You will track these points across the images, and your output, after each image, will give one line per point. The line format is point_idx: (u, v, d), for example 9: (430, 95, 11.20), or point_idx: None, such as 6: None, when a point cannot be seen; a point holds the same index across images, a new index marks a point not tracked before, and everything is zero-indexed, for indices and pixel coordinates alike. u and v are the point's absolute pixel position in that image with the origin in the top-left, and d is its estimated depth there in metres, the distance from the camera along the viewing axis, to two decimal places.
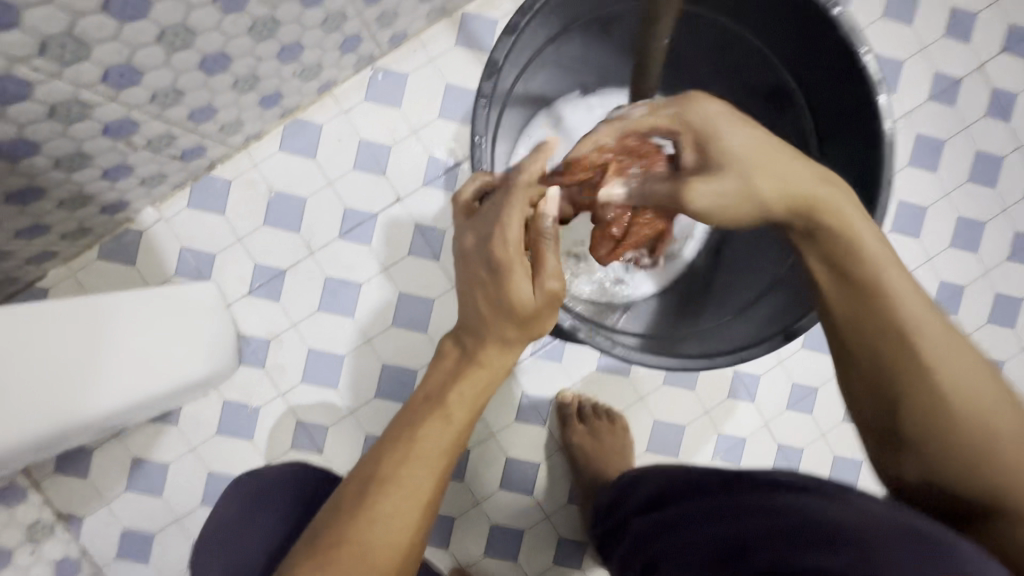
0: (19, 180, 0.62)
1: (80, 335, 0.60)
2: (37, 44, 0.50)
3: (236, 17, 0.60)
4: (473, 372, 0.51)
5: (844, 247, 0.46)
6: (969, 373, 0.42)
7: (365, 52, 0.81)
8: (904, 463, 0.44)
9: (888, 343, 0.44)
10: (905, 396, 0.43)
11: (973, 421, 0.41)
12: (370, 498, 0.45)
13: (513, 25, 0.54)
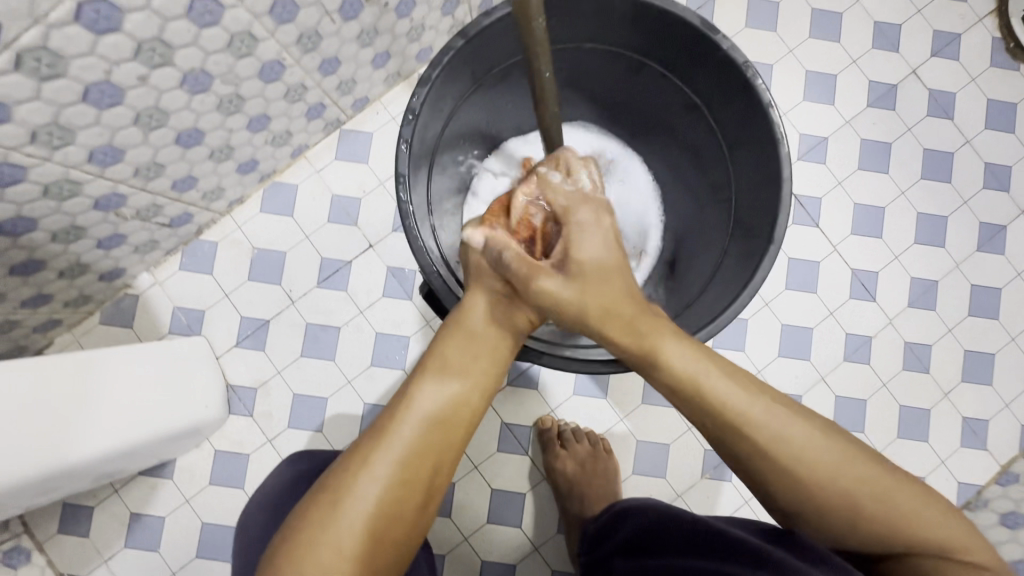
0: (20, 257, 0.68)
1: (60, 390, 0.67)
2: (27, 133, 0.55)
3: (203, 97, 0.66)
4: (463, 334, 0.54)
5: (651, 364, 0.51)
6: (813, 447, 0.49)
7: (331, 117, 0.88)
8: (809, 526, 0.52)
9: (750, 450, 0.50)
10: (782, 489, 0.51)
11: (838, 491, 0.49)
12: (365, 455, 0.49)
13: (426, 77, 0.57)
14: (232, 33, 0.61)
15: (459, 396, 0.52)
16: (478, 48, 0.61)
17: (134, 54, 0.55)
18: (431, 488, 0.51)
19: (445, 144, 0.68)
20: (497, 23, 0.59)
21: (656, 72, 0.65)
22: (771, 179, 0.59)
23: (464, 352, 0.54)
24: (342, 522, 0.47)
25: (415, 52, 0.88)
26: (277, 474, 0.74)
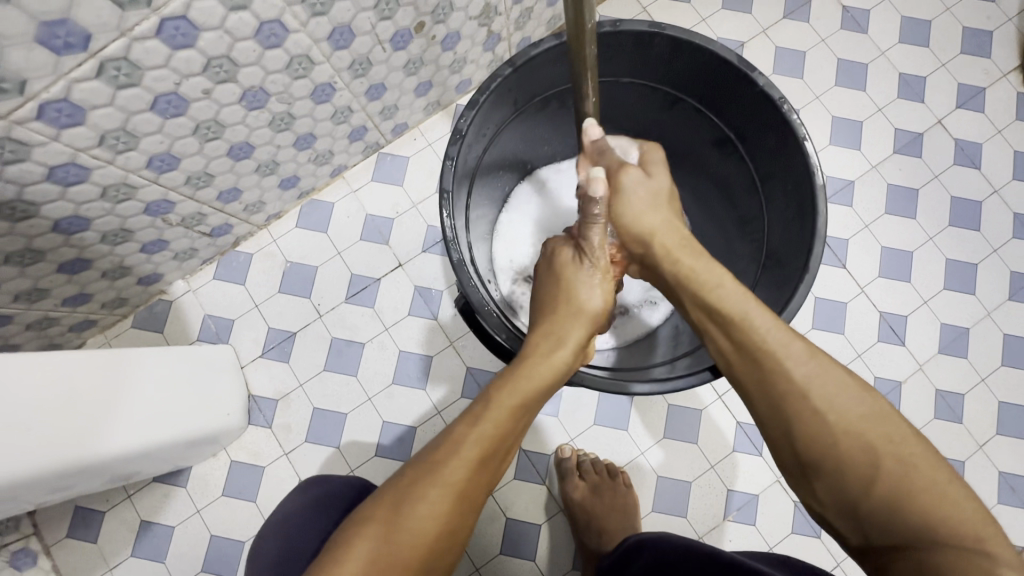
0: (70, 255, 0.71)
1: (94, 382, 0.66)
2: (97, 137, 0.58)
3: (258, 113, 0.70)
4: (529, 377, 0.54)
5: (704, 291, 0.55)
6: (841, 392, 0.48)
7: (371, 140, 0.92)
8: (819, 488, 0.48)
9: (775, 368, 0.50)
10: (827, 450, 0.47)
11: (888, 457, 0.46)
12: (415, 489, 0.48)
13: (475, 101, 0.60)
14: (292, 55, 0.65)
15: (512, 429, 0.52)
16: (522, 78, 0.65)
17: (203, 69, 0.59)
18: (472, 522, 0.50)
19: (485, 165, 0.71)
20: (541, 54, 0.62)
21: (690, 106, 0.68)
22: (805, 211, 0.60)
23: (521, 381, 0.54)
24: (386, 548, 0.45)
25: (456, 83, 0.93)
26: (292, 499, 0.72)
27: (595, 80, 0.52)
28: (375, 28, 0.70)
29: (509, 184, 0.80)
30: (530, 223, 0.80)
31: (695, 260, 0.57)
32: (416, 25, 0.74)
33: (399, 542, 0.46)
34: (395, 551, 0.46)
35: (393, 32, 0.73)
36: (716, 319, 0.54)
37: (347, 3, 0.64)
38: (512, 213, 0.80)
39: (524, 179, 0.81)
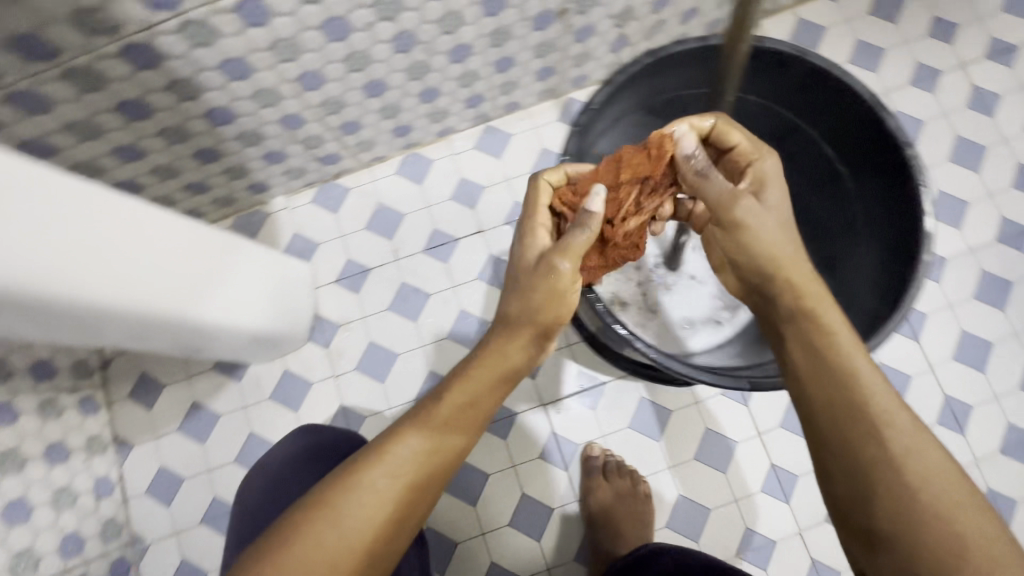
0: (207, 145, 0.78)
1: (210, 255, 0.67)
2: (270, 41, 0.65)
3: (402, 55, 0.76)
4: (491, 367, 0.57)
5: (818, 333, 0.52)
6: (941, 475, 0.46)
7: (484, 110, 0.98)
8: (881, 559, 0.46)
9: (866, 426, 0.48)
10: (902, 522, 0.45)
11: (973, 551, 0.43)
12: (368, 472, 0.50)
13: (612, 84, 0.66)
14: (449, 10, 0.71)
15: (465, 423, 0.55)
16: (658, 76, 0.70)
17: (375, 2, 0.65)
18: (424, 508, 0.53)
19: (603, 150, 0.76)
20: (687, 53, 0.67)
21: (810, 136, 0.70)
22: (906, 258, 0.60)
23: (474, 375, 0.56)
24: (335, 529, 0.48)
25: (575, 76, 0.97)
26: (290, 440, 0.72)
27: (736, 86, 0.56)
28: (525, 3, 0.75)
29: None
30: None
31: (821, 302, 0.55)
32: (560, 9, 0.79)
33: (349, 530, 0.48)
34: (344, 533, 0.48)
35: (539, 12, 0.78)
36: (812, 362, 0.52)
37: None
38: None
39: None
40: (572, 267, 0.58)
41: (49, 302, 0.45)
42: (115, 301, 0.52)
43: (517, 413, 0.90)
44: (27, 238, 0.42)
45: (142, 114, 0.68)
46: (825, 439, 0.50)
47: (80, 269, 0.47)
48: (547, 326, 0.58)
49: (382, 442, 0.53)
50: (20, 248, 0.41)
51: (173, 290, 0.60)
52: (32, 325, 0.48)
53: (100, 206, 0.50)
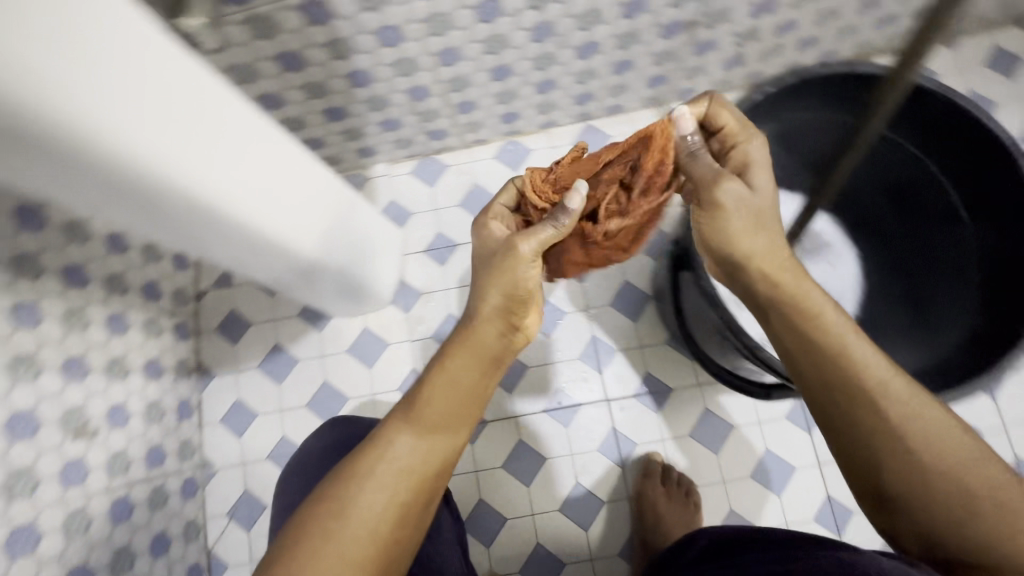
0: (337, 104, 0.83)
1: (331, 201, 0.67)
2: (428, 14, 0.68)
3: (537, 44, 0.79)
4: (471, 349, 0.56)
5: (811, 317, 0.53)
6: (945, 432, 0.49)
7: (589, 109, 1.00)
8: (898, 517, 0.51)
9: (867, 403, 0.50)
10: (909, 483, 0.49)
11: (980, 493, 0.48)
12: (366, 465, 0.52)
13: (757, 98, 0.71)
14: (591, 7, 0.74)
15: (463, 407, 0.56)
16: (801, 98, 0.75)
17: None
18: (431, 489, 0.55)
19: None
20: (840, 82, 0.72)
21: (934, 176, 0.78)
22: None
23: (464, 360, 0.56)
24: (345, 519, 0.50)
25: (681, 87, 1.00)
26: (313, 439, 0.72)
27: (878, 131, 0.57)
28: (661, 10, 0.78)
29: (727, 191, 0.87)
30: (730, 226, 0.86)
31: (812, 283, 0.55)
32: (692, 20, 0.81)
33: (359, 522, 0.50)
34: (356, 521, 0.50)
35: (670, 21, 0.81)
36: (806, 351, 0.53)
37: None
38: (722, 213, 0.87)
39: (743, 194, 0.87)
40: (534, 250, 0.56)
41: (191, 212, 0.46)
42: (239, 222, 0.50)
43: (581, 404, 0.93)
44: (191, 156, 0.42)
45: (295, 67, 0.72)
46: (835, 422, 0.53)
47: (212, 180, 0.45)
48: (524, 303, 0.57)
49: (380, 435, 0.54)
50: (187, 158, 0.42)
51: (289, 226, 0.57)
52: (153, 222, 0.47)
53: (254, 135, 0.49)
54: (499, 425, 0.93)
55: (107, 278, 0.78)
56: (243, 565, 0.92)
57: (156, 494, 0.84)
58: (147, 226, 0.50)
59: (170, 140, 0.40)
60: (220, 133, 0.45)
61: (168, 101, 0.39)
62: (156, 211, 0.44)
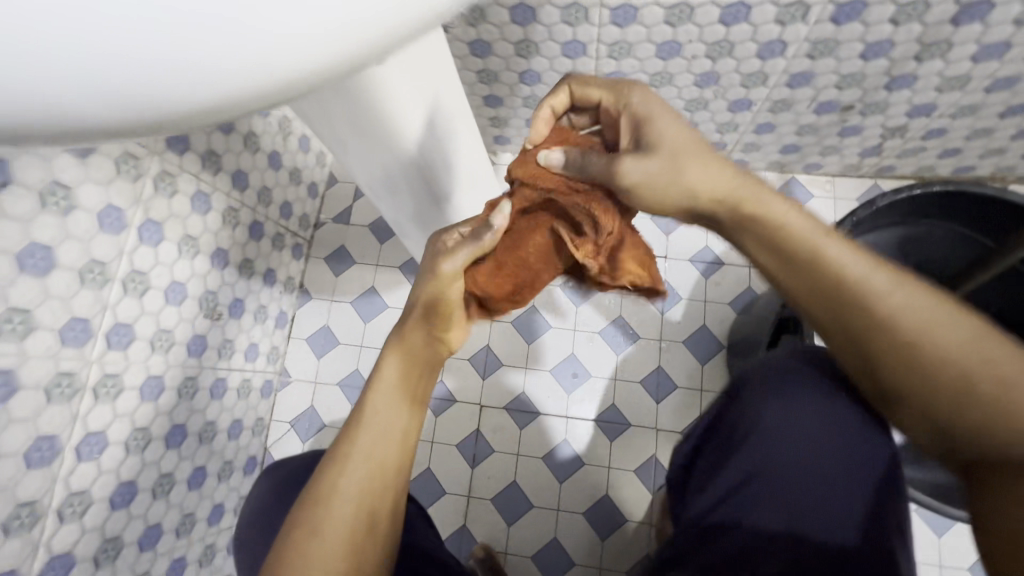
0: (498, 93, 0.90)
1: (475, 168, 0.80)
2: (615, 40, 0.75)
3: (698, 88, 0.84)
4: (403, 351, 0.55)
5: (772, 227, 0.52)
6: (933, 311, 0.48)
7: (716, 157, 1.05)
8: (902, 413, 0.51)
9: (851, 308, 0.50)
10: (905, 379, 0.49)
11: (982, 382, 0.46)
12: (327, 492, 0.50)
13: (903, 190, 0.74)
14: (761, 70, 0.78)
15: (405, 411, 0.54)
16: (946, 203, 0.78)
17: (714, 42, 0.73)
18: (397, 496, 0.53)
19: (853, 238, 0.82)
20: (994, 204, 0.73)
21: None
22: None
23: (398, 364, 0.54)
24: (326, 546, 0.48)
25: (810, 160, 1.03)
26: (258, 489, 0.69)
27: None
28: (824, 89, 0.81)
29: None
30: None
31: (771, 192, 0.53)
32: (848, 104, 0.85)
33: (330, 541, 0.48)
34: (338, 545, 0.48)
35: (828, 100, 0.84)
36: (784, 263, 0.53)
37: (833, 61, 0.76)
38: None
39: None
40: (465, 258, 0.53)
41: (392, 142, 0.60)
42: (417, 167, 0.66)
43: (630, 425, 0.99)
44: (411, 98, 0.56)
45: (481, 53, 0.80)
46: (830, 330, 0.53)
47: (419, 129, 0.60)
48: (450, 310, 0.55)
49: (335, 454, 0.52)
50: (407, 98, 0.55)
51: (444, 186, 0.74)
52: (348, 133, 0.58)
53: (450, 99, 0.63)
54: (551, 419, 1.00)
55: (260, 190, 0.92)
56: None
57: (243, 384, 0.94)
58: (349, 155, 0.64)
59: (405, 85, 0.54)
60: (432, 89, 0.59)
61: (420, 77, 0.55)
62: (360, 123, 0.56)
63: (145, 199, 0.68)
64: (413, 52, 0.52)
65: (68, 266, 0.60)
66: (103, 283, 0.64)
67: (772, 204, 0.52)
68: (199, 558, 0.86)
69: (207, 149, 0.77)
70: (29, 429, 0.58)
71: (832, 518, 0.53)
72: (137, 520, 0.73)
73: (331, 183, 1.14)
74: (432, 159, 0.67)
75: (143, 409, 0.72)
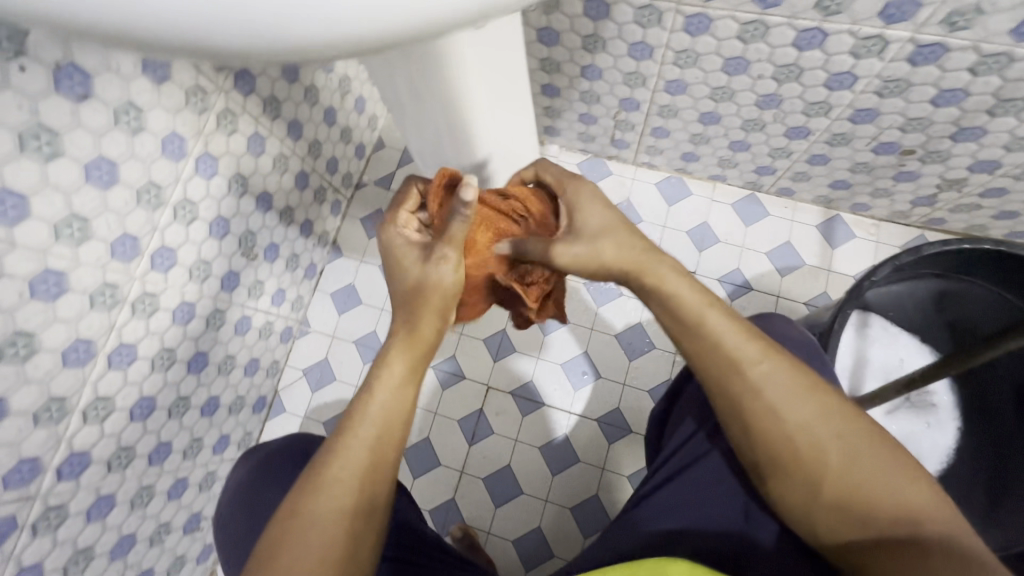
0: (557, 84, 0.91)
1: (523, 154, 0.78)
2: (683, 47, 0.74)
3: (759, 109, 0.83)
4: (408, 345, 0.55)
5: (664, 293, 0.53)
6: (797, 387, 0.49)
7: (763, 181, 1.04)
8: (772, 488, 0.50)
9: (733, 380, 0.50)
10: (778, 455, 0.48)
11: (843, 461, 0.46)
12: (330, 475, 0.49)
13: (951, 243, 0.73)
14: (827, 100, 0.77)
15: (408, 403, 0.54)
16: (995, 260, 0.76)
17: (783, 64, 0.73)
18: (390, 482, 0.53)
19: (889, 282, 0.81)
20: None
21: None
22: None
23: (406, 357, 0.54)
24: (325, 528, 0.47)
25: (858, 200, 1.01)
26: (234, 477, 0.69)
27: None
28: (887, 129, 0.80)
29: (873, 313, 0.87)
30: (859, 344, 0.87)
31: (670, 265, 0.54)
32: (909, 149, 0.83)
33: (325, 525, 0.47)
34: (333, 526, 0.48)
35: (888, 141, 0.82)
36: (673, 320, 0.53)
37: (902, 102, 0.74)
38: (859, 329, 0.87)
39: (886, 324, 0.87)
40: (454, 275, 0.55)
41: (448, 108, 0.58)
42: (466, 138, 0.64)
43: (631, 431, 1.00)
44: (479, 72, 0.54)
45: (548, 42, 0.80)
46: (714, 398, 0.51)
47: (479, 101, 0.58)
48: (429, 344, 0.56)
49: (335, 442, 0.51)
50: (476, 70, 0.53)
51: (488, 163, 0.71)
52: (408, 97, 0.57)
53: (516, 78, 0.61)
54: (555, 412, 1.01)
55: (312, 142, 0.95)
56: (298, 416, 1.04)
57: (267, 325, 0.97)
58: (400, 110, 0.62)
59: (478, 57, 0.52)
60: (503, 66, 0.56)
61: (494, 53, 0.53)
62: (422, 90, 0.55)
63: (206, 132, 0.70)
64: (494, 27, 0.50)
65: (129, 184, 0.62)
66: (156, 206, 0.67)
67: (664, 271, 0.54)
68: (200, 483, 0.90)
69: (270, 94, 0.80)
70: (70, 330, 0.61)
71: (725, 508, 0.57)
72: (151, 435, 0.76)
73: (378, 147, 1.17)
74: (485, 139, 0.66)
75: (173, 331, 0.75)
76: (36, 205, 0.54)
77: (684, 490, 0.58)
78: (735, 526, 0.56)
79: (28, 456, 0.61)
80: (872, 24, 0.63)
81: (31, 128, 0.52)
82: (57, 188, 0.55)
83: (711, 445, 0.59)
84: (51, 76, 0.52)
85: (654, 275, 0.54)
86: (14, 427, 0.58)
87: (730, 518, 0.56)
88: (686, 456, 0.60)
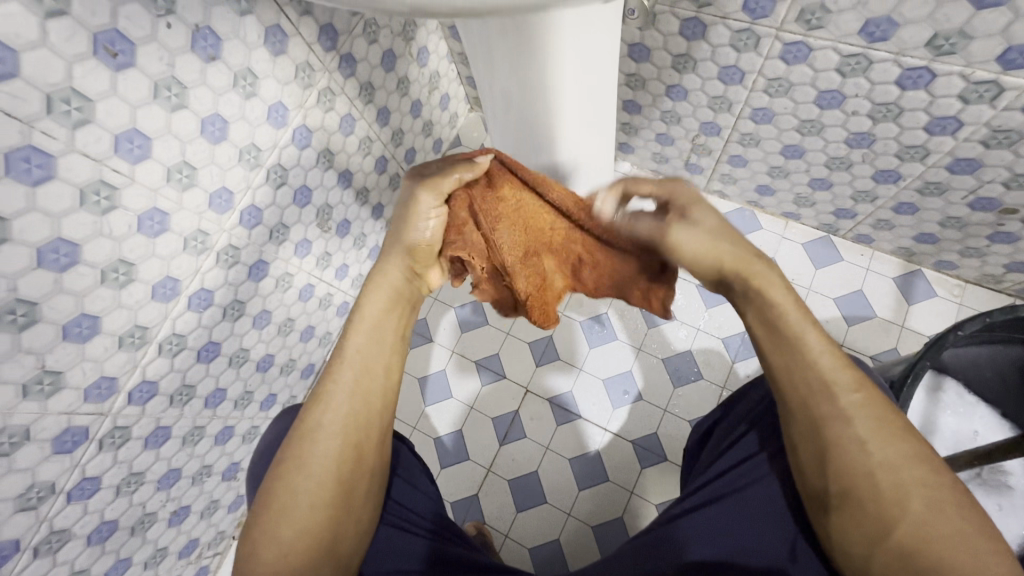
0: (640, 101, 0.91)
1: (602, 169, 0.77)
2: (777, 75, 0.73)
3: (847, 147, 0.81)
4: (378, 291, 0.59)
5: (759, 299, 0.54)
6: (878, 425, 0.47)
7: (841, 224, 1.00)
8: (835, 522, 0.48)
9: (818, 397, 0.49)
10: (854, 485, 0.46)
11: (918, 506, 0.44)
12: (303, 440, 0.52)
13: None
14: (925, 145, 0.74)
15: (378, 360, 0.57)
16: None
17: (881, 103, 0.70)
18: (383, 432, 0.55)
19: (967, 345, 0.76)
20: None
21: None
22: None
23: (375, 301, 0.58)
24: (303, 489, 0.50)
25: (945, 257, 0.95)
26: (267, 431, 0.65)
27: None
28: (989, 183, 0.75)
29: (946, 373, 0.82)
30: (925, 404, 0.81)
31: (769, 272, 0.55)
32: (1012, 207, 0.78)
33: (316, 475, 0.50)
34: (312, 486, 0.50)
35: (988, 196, 0.78)
36: (765, 326, 0.53)
37: (1010, 156, 0.70)
38: (928, 387, 0.82)
39: (959, 389, 0.82)
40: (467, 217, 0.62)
41: (537, 103, 0.59)
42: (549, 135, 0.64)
43: (667, 459, 0.97)
44: (572, 69, 0.54)
45: (638, 58, 0.81)
46: (790, 415, 0.51)
47: (566, 98, 0.59)
48: (428, 253, 0.61)
49: (317, 391, 0.54)
50: (569, 65, 0.54)
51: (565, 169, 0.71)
52: (502, 99, 0.60)
53: (607, 84, 0.61)
54: (590, 426, 1.00)
55: (396, 131, 1.00)
56: None
57: (327, 297, 1.01)
58: (491, 104, 0.64)
59: (574, 53, 0.52)
60: (596, 67, 0.57)
61: (590, 52, 0.54)
62: (516, 92, 0.58)
63: (307, 107, 0.75)
64: (594, 25, 0.50)
65: (235, 143, 0.68)
66: (253, 166, 0.72)
67: (770, 288, 0.53)
68: (244, 435, 0.94)
69: (367, 80, 0.85)
70: (164, 266, 0.67)
71: (772, 540, 0.54)
72: (210, 379, 0.81)
73: (454, 145, 1.21)
74: (568, 149, 0.67)
75: (246, 285, 0.80)
76: (157, 148, 0.60)
77: (731, 514, 0.56)
78: (780, 561, 0.53)
79: (108, 375, 0.66)
80: (987, 68, 0.60)
81: (166, 79, 0.57)
82: (176, 136, 0.61)
83: (769, 468, 0.57)
84: (189, 36, 0.57)
85: (747, 282, 0.55)
86: (102, 345, 0.64)
87: (778, 552, 0.53)
88: (738, 477, 0.58)
